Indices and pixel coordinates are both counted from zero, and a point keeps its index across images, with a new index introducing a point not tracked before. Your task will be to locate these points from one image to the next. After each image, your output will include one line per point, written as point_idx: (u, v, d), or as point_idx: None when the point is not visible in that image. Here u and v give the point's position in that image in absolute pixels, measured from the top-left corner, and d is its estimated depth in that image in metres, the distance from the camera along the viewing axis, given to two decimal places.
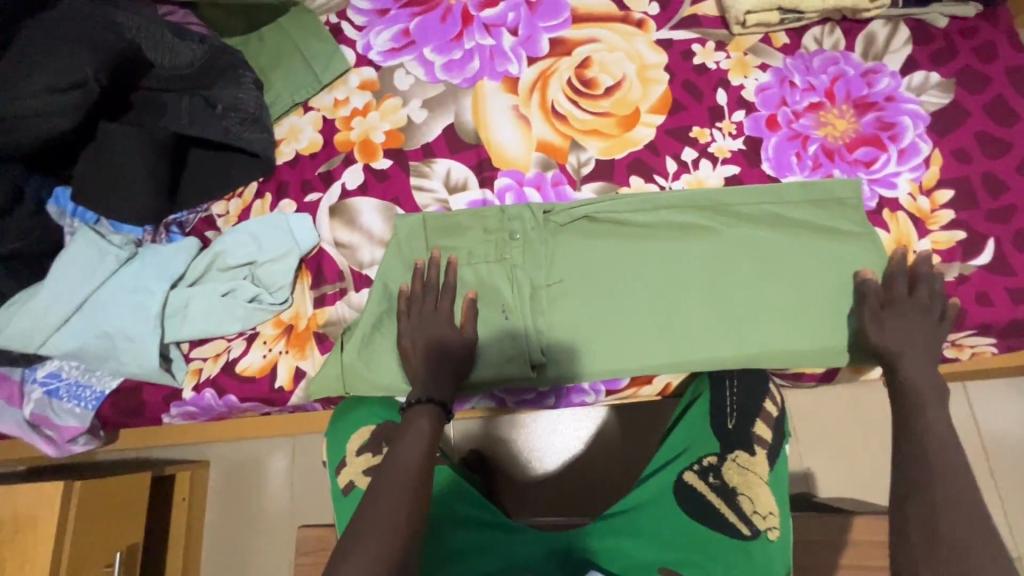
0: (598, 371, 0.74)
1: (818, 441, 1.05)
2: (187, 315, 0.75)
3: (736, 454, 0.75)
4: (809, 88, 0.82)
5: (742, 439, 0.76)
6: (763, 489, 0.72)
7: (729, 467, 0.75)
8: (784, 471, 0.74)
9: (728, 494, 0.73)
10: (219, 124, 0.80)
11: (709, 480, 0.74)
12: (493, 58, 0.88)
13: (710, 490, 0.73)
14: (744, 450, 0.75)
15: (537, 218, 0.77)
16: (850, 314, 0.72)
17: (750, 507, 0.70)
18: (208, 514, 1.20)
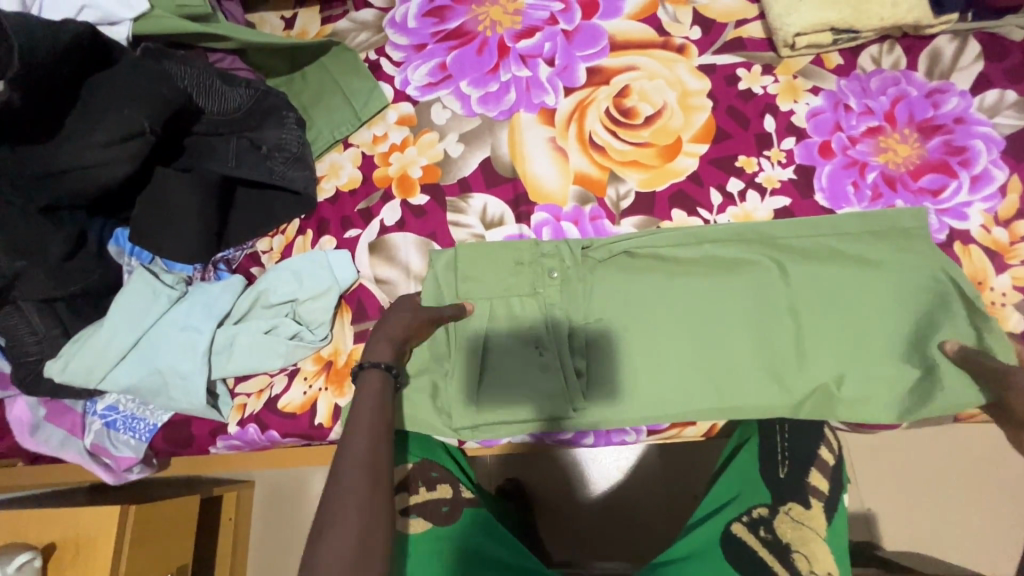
0: (640, 415, 0.71)
1: (884, 484, 0.98)
2: (233, 353, 0.77)
3: (790, 505, 0.71)
4: (866, 111, 0.77)
5: (796, 490, 0.72)
6: (820, 546, 0.67)
7: (782, 521, 0.70)
8: (844, 527, 0.69)
9: (781, 550, 0.67)
10: (264, 164, 0.83)
11: (760, 534, 0.69)
12: (529, 89, 0.88)
13: (762, 545, 0.68)
14: (799, 502, 0.71)
15: (575, 255, 0.75)
16: (917, 359, 0.66)
17: (807, 566, 0.65)
18: (252, 533, 1.23)
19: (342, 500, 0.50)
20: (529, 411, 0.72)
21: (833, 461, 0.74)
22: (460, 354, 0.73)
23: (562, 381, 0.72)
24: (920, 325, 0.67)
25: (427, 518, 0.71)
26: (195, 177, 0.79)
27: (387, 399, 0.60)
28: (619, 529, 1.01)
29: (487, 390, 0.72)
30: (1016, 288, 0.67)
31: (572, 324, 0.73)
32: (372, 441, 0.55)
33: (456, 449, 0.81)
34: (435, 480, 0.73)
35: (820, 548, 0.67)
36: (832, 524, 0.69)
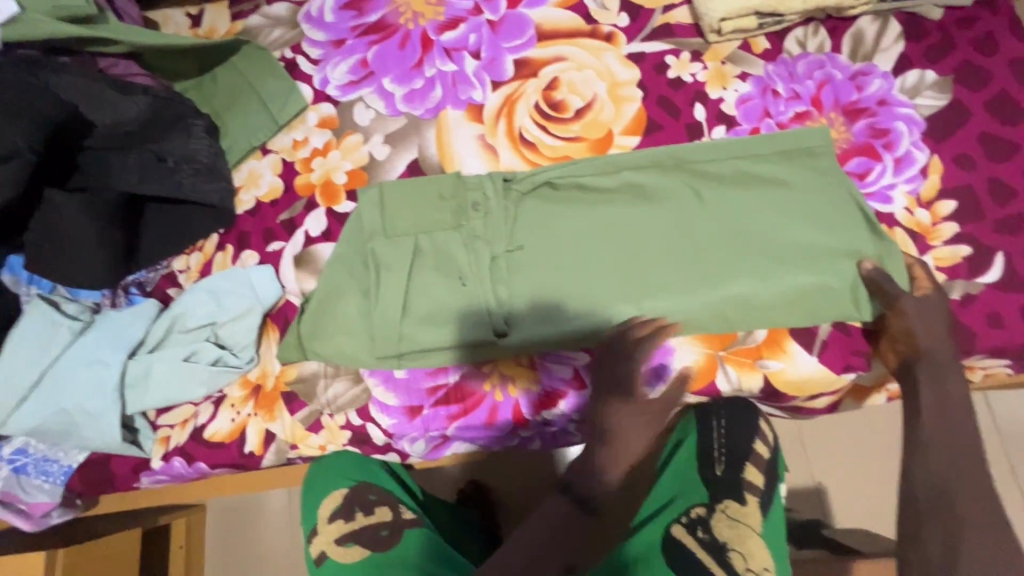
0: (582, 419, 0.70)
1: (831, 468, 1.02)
2: (149, 385, 0.72)
3: (725, 502, 0.73)
4: (794, 96, 0.76)
5: (732, 486, 0.74)
6: (756, 542, 0.67)
7: (719, 520, 0.71)
8: (778, 521, 0.70)
9: (718, 551, 0.68)
10: (172, 178, 0.77)
11: (698, 534, 0.69)
12: (456, 84, 0.84)
13: (699, 546, 0.68)
14: (733, 500, 0.73)
15: (498, 186, 0.75)
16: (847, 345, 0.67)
17: (743, 564, 0.66)
18: (207, 559, 1.18)
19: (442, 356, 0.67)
20: (453, 347, 0.71)
21: (768, 453, 0.76)
22: (386, 286, 0.72)
23: (485, 311, 0.71)
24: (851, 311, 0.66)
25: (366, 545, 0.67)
26: (92, 198, 0.73)
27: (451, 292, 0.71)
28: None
29: (415, 327, 0.71)
30: (938, 269, 0.68)
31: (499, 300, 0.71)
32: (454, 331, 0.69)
33: (402, 468, 0.79)
34: (373, 504, 0.70)
35: (754, 545, 0.67)
36: (765, 518, 0.70)
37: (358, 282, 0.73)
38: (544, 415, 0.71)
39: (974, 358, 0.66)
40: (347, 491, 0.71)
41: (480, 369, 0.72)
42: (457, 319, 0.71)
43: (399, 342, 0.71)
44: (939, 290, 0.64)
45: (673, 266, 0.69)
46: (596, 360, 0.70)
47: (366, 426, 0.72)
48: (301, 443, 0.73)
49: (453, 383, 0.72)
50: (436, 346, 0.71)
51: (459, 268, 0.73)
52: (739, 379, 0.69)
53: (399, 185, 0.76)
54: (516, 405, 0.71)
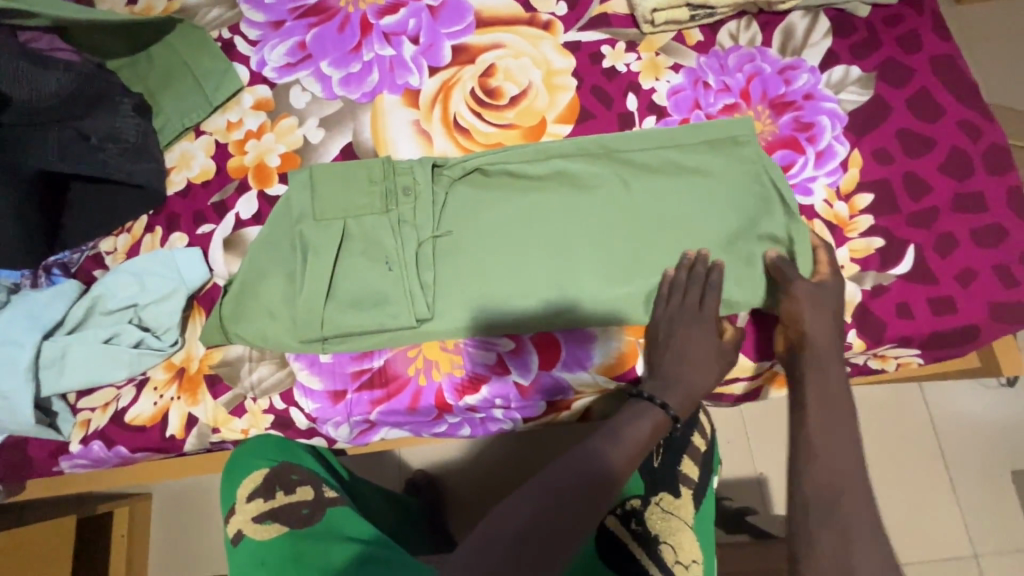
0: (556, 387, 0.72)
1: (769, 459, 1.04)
2: (66, 367, 0.71)
3: (661, 494, 0.70)
4: (723, 89, 0.77)
5: (670, 478, 0.72)
6: (685, 534, 0.67)
7: (654, 511, 0.68)
8: (707, 515, 0.72)
9: (650, 543, 0.65)
10: (96, 157, 0.75)
11: (631, 527, 0.66)
12: (393, 69, 0.83)
13: (632, 539, 0.65)
14: (669, 492, 0.71)
15: (428, 172, 0.75)
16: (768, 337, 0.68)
17: (673, 558, 0.64)
18: (150, 549, 1.16)
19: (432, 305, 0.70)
20: (377, 331, 0.70)
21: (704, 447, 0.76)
22: (312, 269, 0.71)
23: (408, 295, 0.70)
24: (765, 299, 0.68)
25: (283, 522, 0.65)
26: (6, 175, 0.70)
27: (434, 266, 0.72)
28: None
29: (340, 311, 0.71)
30: (853, 260, 0.69)
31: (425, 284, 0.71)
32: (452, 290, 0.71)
33: (330, 452, 0.79)
34: (294, 483, 0.69)
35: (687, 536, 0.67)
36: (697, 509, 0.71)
37: (285, 265, 0.73)
38: (467, 400, 0.71)
39: (884, 348, 0.68)
40: (266, 472, 0.69)
41: (405, 354, 0.72)
42: (382, 303, 0.71)
43: (324, 326, 0.70)
44: (842, 278, 0.66)
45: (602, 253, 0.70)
46: (519, 346, 0.71)
47: (289, 409, 0.72)
48: (223, 427, 0.72)
49: (378, 368, 0.72)
50: (361, 330, 0.70)
51: (386, 253, 0.72)
52: None
53: (328, 168, 0.76)
54: (438, 390, 0.71)
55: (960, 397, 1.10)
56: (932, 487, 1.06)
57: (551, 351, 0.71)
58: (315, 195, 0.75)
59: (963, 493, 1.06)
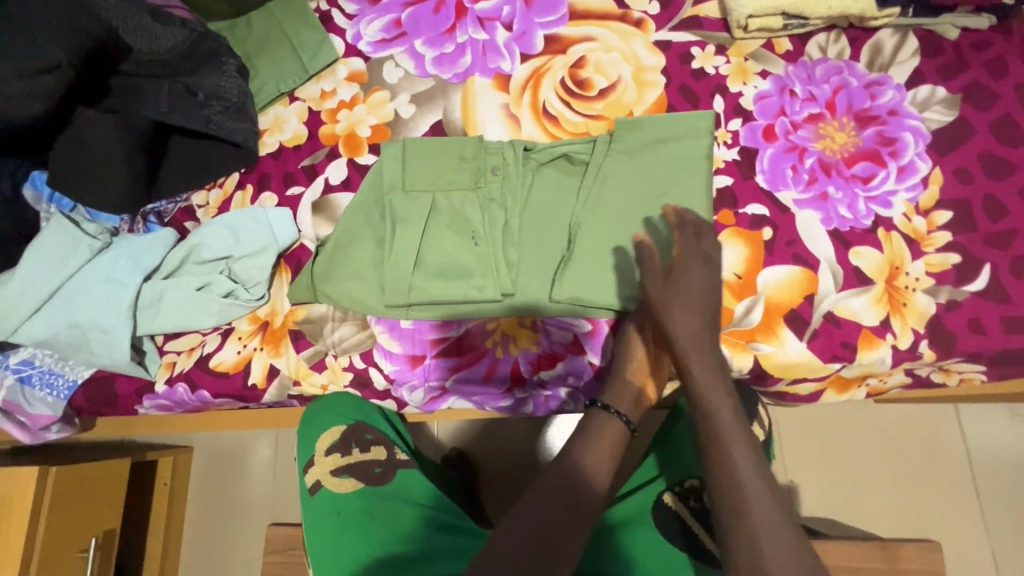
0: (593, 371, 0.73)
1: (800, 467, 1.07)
2: (161, 309, 0.74)
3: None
4: (810, 98, 0.79)
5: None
6: None
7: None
8: None
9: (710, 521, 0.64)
10: (201, 113, 0.79)
11: (689, 503, 0.66)
12: (485, 53, 0.86)
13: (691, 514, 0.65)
14: None
15: (518, 154, 0.78)
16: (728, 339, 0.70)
17: None
18: (189, 500, 1.19)
19: (449, 264, 0.74)
20: (461, 301, 0.73)
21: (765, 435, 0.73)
22: (400, 237, 0.74)
23: (495, 270, 0.73)
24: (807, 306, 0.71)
25: (359, 478, 0.69)
26: (122, 121, 0.75)
27: (452, 233, 0.75)
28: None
29: (426, 280, 0.73)
30: (928, 274, 0.71)
31: (510, 263, 0.74)
32: (460, 251, 0.74)
33: (397, 418, 0.82)
34: (370, 442, 0.72)
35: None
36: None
37: (374, 231, 0.76)
38: (540, 375, 0.73)
39: (951, 361, 0.70)
40: (344, 428, 0.72)
41: (484, 326, 0.74)
42: (468, 275, 0.73)
43: (409, 293, 0.73)
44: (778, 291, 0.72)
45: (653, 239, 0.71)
46: (595, 328, 0.73)
47: (368, 369, 0.75)
48: (304, 380, 0.75)
49: (457, 337, 0.74)
50: (444, 300, 0.73)
51: (472, 228, 0.75)
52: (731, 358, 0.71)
53: (420, 143, 0.79)
54: (513, 363, 0.73)
55: (999, 426, 1.08)
56: (959, 508, 1.05)
57: None
58: (407, 166, 0.78)
59: (990, 516, 1.05)
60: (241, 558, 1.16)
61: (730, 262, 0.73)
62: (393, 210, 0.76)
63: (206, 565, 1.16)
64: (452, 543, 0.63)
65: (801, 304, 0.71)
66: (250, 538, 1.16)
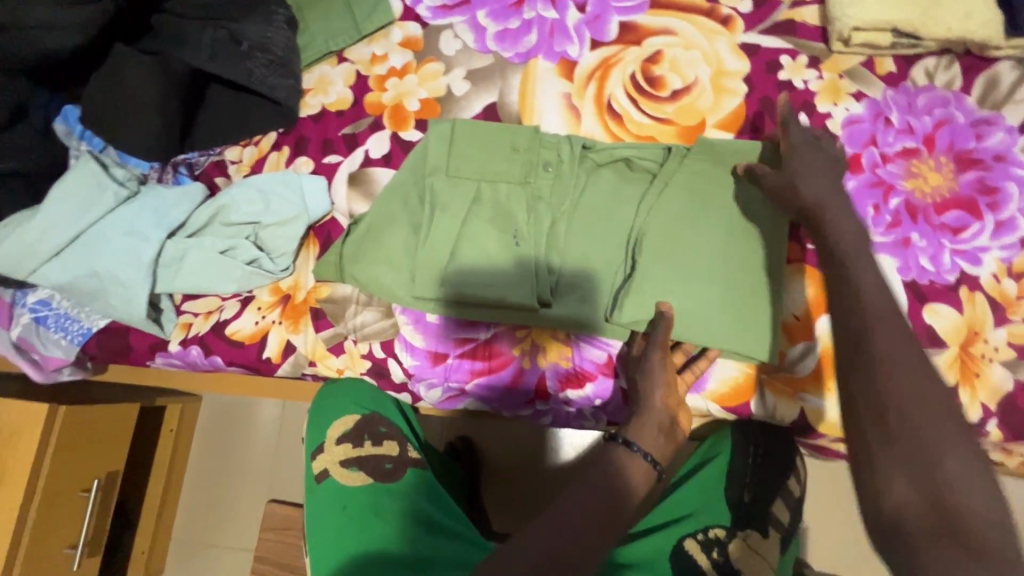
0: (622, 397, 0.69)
1: (846, 522, 0.86)
2: (182, 269, 0.71)
3: (747, 532, 0.66)
4: (906, 129, 0.71)
5: (757, 517, 0.68)
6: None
7: (738, 547, 0.65)
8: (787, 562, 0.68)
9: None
10: (243, 64, 0.74)
11: (712, 555, 0.63)
12: (553, 34, 0.78)
13: (712, 567, 0.62)
14: (756, 530, 0.67)
15: (574, 152, 0.72)
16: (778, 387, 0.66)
17: None
18: (193, 448, 1.20)
19: (485, 259, 0.69)
20: (493, 303, 0.68)
21: (797, 492, 0.72)
22: (438, 227, 0.69)
23: (533, 275, 0.68)
24: None
25: (370, 474, 0.66)
26: (162, 64, 0.71)
27: (495, 227, 0.70)
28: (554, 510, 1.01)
29: (460, 274, 0.69)
30: (1010, 344, 0.64)
31: (549, 269, 0.69)
32: (498, 245, 0.69)
33: (410, 409, 0.79)
34: (383, 436, 0.69)
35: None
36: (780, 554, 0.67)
37: (411, 215, 0.71)
38: (567, 393, 0.70)
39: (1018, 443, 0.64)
40: (357, 419, 0.69)
41: (514, 332, 0.70)
42: (505, 276, 0.68)
43: (440, 286, 0.68)
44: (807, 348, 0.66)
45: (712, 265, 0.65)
46: None
47: (387, 360, 0.71)
48: (319, 361, 0.72)
49: (484, 339, 0.70)
50: (475, 299, 0.68)
51: (515, 226, 0.70)
52: (775, 405, 0.66)
53: (471, 126, 0.73)
54: (541, 376, 0.70)
55: None
56: None
57: None
58: (455, 150, 0.72)
59: None
60: (238, 513, 1.17)
61: (790, 302, 0.67)
62: (434, 196, 0.71)
63: (204, 514, 1.18)
64: (433, 549, 0.61)
65: None
66: (249, 495, 1.17)
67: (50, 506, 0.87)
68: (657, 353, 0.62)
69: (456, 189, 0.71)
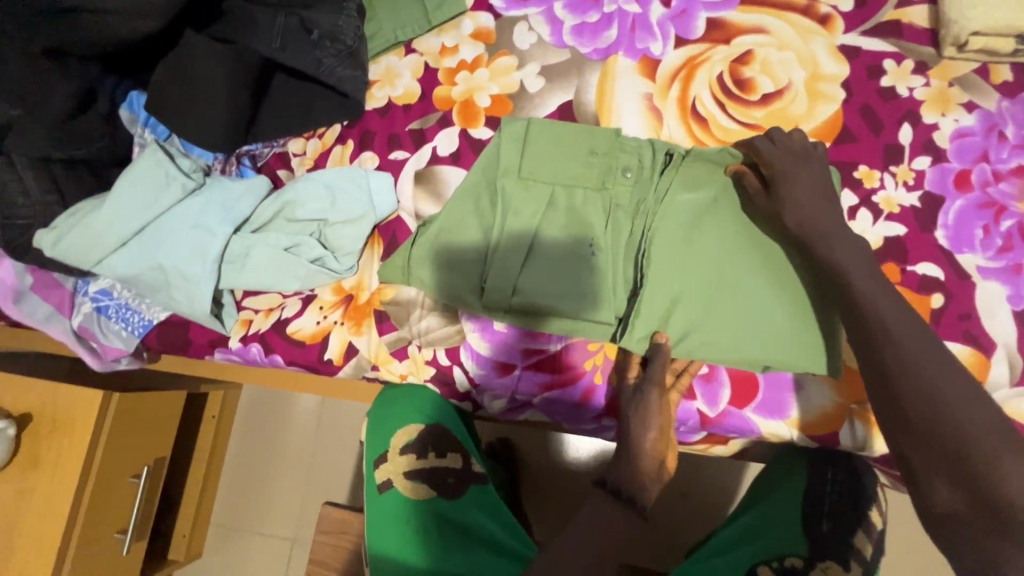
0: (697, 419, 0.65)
1: (918, 556, 0.82)
2: (246, 265, 0.69)
3: (827, 563, 0.63)
4: (1022, 145, 0.65)
5: (839, 548, 0.63)
6: None
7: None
8: None
9: None
10: (313, 54, 0.71)
11: None
12: (635, 29, 0.74)
13: None
14: (837, 563, 0.62)
15: (657, 159, 0.67)
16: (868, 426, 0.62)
17: None
18: (234, 435, 1.20)
19: (558, 267, 0.65)
20: (565, 315, 0.64)
21: (880, 525, 0.66)
22: (510, 232, 0.66)
23: (609, 287, 0.64)
24: None
25: (433, 486, 0.67)
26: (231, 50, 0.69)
27: (570, 233, 0.66)
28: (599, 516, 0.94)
29: (531, 282, 0.65)
30: None
31: (625, 280, 0.65)
32: (573, 251, 0.65)
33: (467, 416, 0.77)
34: (447, 448, 0.69)
35: None
36: None
37: (481, 218, 0.68)
38: None
39: None
40: (421, 428, 0.68)
41: (586, 346, 0.67)
42: (579, 286, 0.64)
43: (510, 295, 0.65)
44: None
45: (807, 286, 0.60)
46: (711, 373, 0.65)
47: (452, 368, 0.69)
48: (382, 366, 0.70)
49: (553, 352, 0.67)
50: (547, 309, 0.64)
51: (591, 233, 0.66)
52: (865, 439, 0.62)
53: (547, 125, 0.69)
54: (613, 392, 0.67)
55: None
56: None
57: (747, 391, 0.64)
58: (529, 151, 0.68)
59: None
60: (276, 504, 1.16)
61: None
62: (507, 198, 0.67)
63: (243, 502, 1.18)
64: (477, 559, 0.62)
65: None
66: (288, 487, 1.16)
67: (101, 492, 0.87)
68: (654, 390, 0.61)
69: (530, 190, 0.67)
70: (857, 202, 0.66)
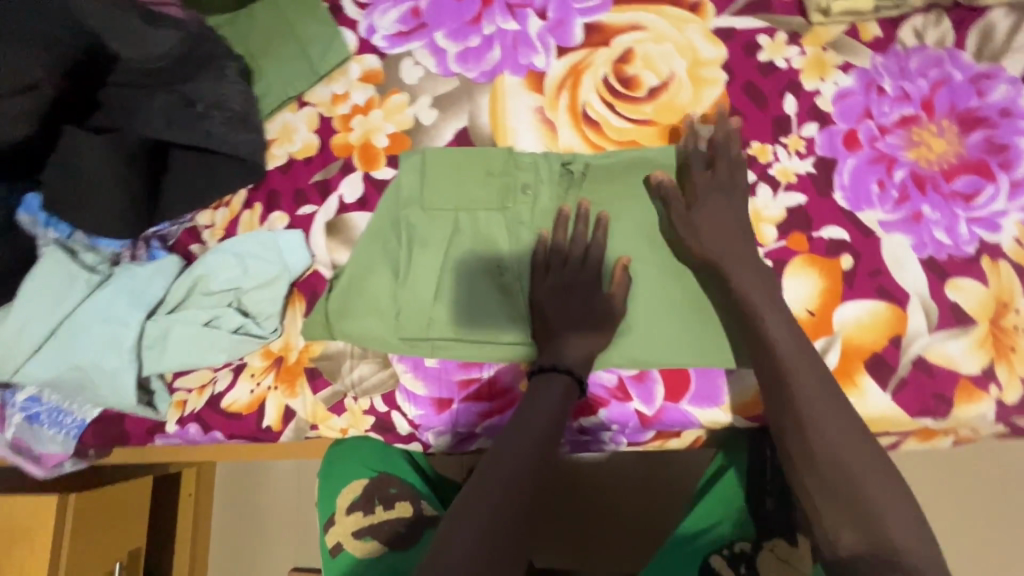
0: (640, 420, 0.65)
1: None
2: (167, 347, 0.68)
3: (774, 541, 0.66)
4: (902, 96, 0.67)
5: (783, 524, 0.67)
6: None
7: (766, 559, 0.66)
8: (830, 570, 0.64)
9: None
10: (200, 126, 0.71)
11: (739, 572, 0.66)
12: (516, 46, 0.75)
13: None
14: (783, 539, 0.66)
15: (554, 170, 0.67)
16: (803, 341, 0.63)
17: None
18: (214, 512, 1.17)
19: (472, 292, 0.66)
20: (486, 338, 0.65)
21: None
22: (421, 267, 0.67)
23: (521, 304, 0.66)
24: (900, 349, 0.61)
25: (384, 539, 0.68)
26: (113, 138, 0.70)
27: (479, 257, 0.67)
28: (601, 540, 0.88)
29: (448, 312, 0.66)
30: None
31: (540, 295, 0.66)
32: (484, 274, 0.66)
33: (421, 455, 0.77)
34: (394, 497, 0.70)
35: None
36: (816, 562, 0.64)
37: (391, 258, 0.68)
38: (582, 422, 0.66)
39: None
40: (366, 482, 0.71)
41: (515, 367, 0.66)
42: (495, 308, 0.66)
43: (427, 325, 0.66)
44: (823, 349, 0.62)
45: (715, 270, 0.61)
46: (643, 372, 0.65)
47: (391, 413, 0.68)
48: (321, 423, 0.69)
49: (487, 378, 0.67)
50: (467, 336, 0.65)
51: (498, 254, 0.67)
52: None
53: (442, 154, 0.69)
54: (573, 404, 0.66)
55: None
56: None
57: (679, 385, 0.64)
58: (427, 182, 0.68)
59: None
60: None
61: (802, 296, 0.63)
62: (415, 232, 0.68)
63: None
64: None
65: (886, 347, 0.62)
66: (273, 553, 1.13)
67: None
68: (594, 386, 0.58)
69: (436, 221, 0.68)
70: (756, 178, 0.67)
